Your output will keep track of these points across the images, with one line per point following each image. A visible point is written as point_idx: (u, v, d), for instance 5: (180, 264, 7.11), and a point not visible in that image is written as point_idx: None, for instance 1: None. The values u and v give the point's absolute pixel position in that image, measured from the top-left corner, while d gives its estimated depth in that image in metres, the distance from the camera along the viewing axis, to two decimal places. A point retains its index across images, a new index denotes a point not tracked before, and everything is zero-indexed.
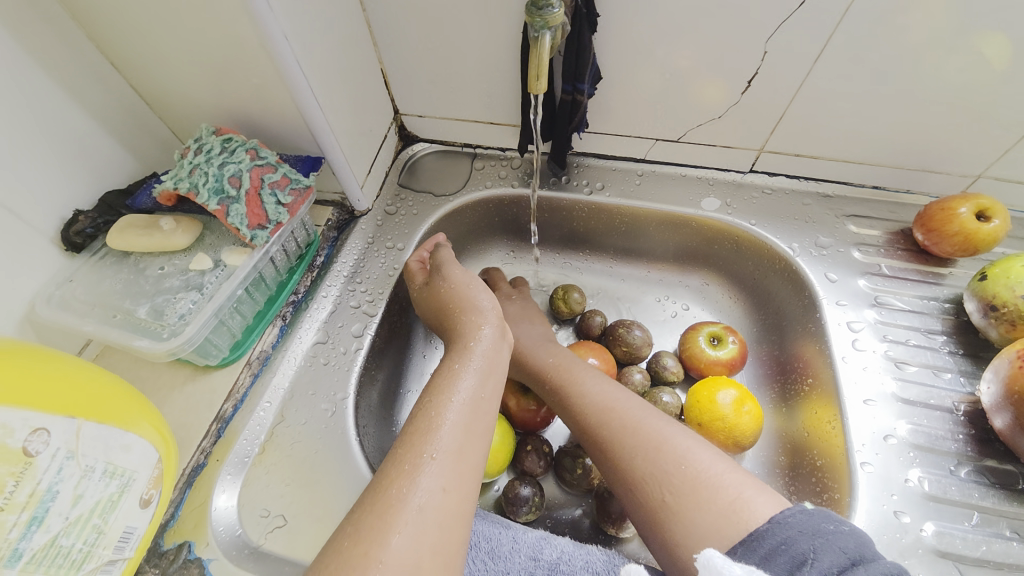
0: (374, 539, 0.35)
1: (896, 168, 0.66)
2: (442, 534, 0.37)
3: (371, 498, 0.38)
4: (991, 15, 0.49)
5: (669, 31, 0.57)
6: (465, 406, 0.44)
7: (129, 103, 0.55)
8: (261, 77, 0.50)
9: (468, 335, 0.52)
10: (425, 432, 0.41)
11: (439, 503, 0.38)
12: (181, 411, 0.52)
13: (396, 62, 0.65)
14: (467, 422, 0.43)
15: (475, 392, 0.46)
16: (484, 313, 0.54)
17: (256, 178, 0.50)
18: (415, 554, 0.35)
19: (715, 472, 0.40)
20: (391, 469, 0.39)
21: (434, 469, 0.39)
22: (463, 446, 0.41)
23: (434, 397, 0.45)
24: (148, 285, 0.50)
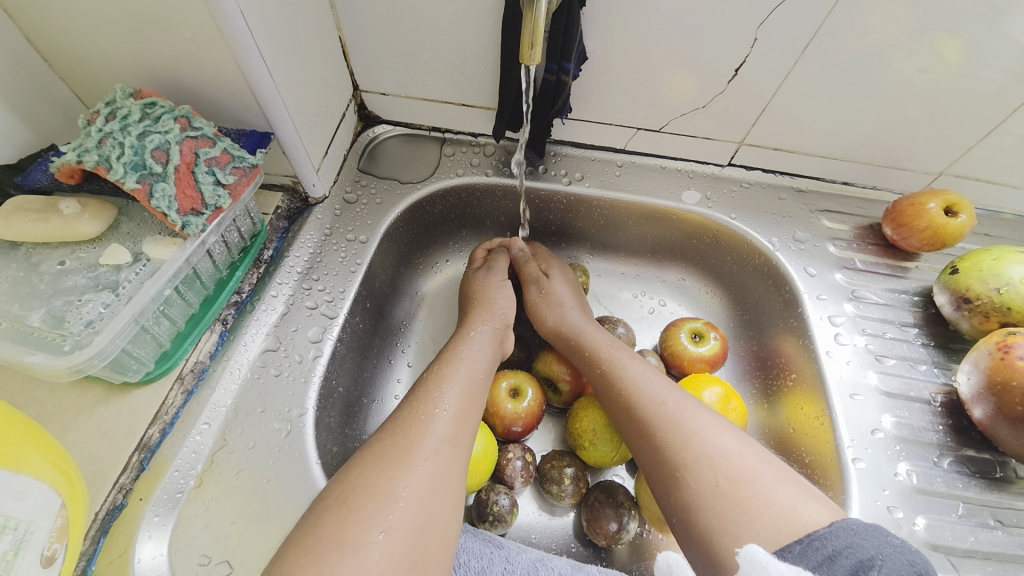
0: (395, 472, 0.39)
1: (866, 165, 0.67)
2: (449, 477, 0.41)
3: (385, 440, 0.41)
4: (974, 13, 0.49)
5: (659, 12, 0.53)
6: (469, 373, 0.49)
7: (16, 55, 0.44)
8: (193, 29, 0.41)
9: (470, 323, 0.57)
10: (433, 391, 0.45)
11: (446, 451, 0.41)
12: (92, 441, 0.42)
13: (356, 28, 0.57)
14: (469, 385, 0.48)
15: (479, 362, 0.51)
16: (499, 310, 0.59)
17: (188, 152, 0.41)
18: (422, 489, 0.39)
19: (753, 470, 0.39)
20: (405, 417, 0.43)
21: (440, 418, 0.43)
22: (465, 405, 0.46)
23: (441, 365, 0.49)
24: (43, 285, 0.40)
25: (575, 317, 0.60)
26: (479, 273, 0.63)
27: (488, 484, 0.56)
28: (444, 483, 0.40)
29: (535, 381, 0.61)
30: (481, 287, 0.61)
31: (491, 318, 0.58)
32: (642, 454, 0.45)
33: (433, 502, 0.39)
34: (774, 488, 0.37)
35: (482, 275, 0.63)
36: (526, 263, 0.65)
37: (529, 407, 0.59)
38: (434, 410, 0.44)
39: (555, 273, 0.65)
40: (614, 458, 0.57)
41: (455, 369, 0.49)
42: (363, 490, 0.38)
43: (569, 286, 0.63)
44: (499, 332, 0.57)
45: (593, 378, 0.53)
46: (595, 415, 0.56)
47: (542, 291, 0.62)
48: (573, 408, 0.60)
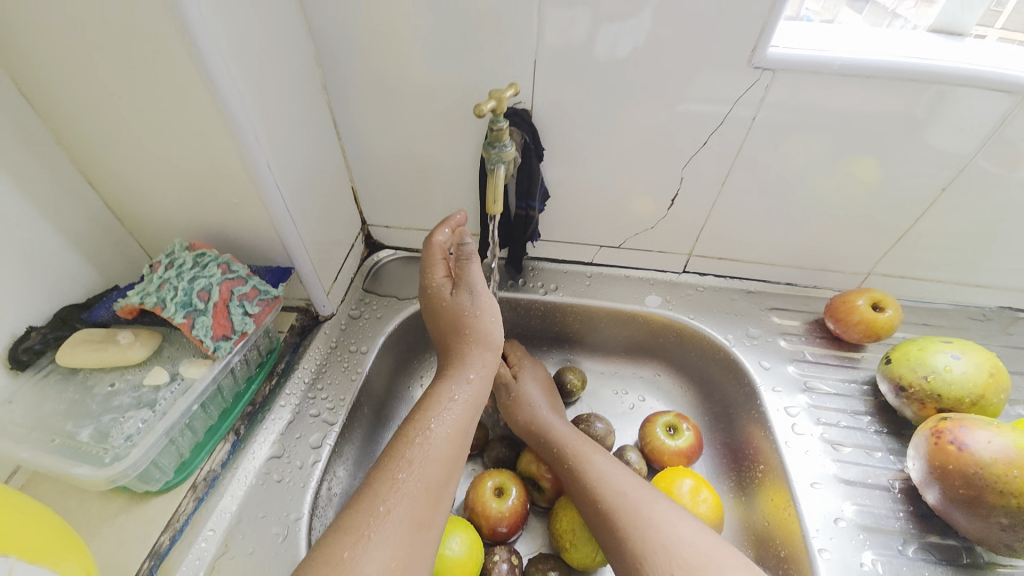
0: (355, 548, 0.43)
1: (803, 268, 0.77)
2: (408, 550, 0.44)
3: (354, 516, 0.45)
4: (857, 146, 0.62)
5: (602, 161, 0.68)
6: (444, 429, 0.52)
7: (101, 220, 0.57)
8: (240, 197, 0.55)
9: (461, 365, 0.57)
10: (407, 454, 0.49)
11: (412, 531, 0.45)
12: (111, 548, 0.47)
13: (366, 181, 0.72)
14: (441, 447, 0.50)
15: (456, 419, 0.53)
16: (494, 341, 0.59)
17: (225, 291, 0.52)
18: (381, 570, 0.42)
19: (707, 556, 0.45)
20: (376, 485, 0.47)
21: (405, 497, 0.47)
22: (437, 468, 0.49)
23: (423, 418, 0.52)
24: (94, 405, 0.48)
25: (545, 416, 0.65)
26: (466, 299, 0.58)
27: None
28: (405, 562, 0.43)
29: (518, 480, 0.65)
30: (475, 318, 0.58)
31: (486, 362, 0.58)
32: (607, 542, 0.51)
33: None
34: (727, 572, 0.44)
35: (471, 300, 0.58)
36: (498, 365, 0.71)
37: (512, 505, 0.62)
38: (399, 483, 0.47)
39: (526, 375, 0.71)
40: (597, 559, 0.59)
41: (435, 428, 0.51)
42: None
43: (539, 387, 0.70)
44: (490, 378, 0.59)
45: (564, 474, 0.59)
46: (574, 514, 0.59)
47: (512, 394, 0.68)
48: (556, 506, 0.63)
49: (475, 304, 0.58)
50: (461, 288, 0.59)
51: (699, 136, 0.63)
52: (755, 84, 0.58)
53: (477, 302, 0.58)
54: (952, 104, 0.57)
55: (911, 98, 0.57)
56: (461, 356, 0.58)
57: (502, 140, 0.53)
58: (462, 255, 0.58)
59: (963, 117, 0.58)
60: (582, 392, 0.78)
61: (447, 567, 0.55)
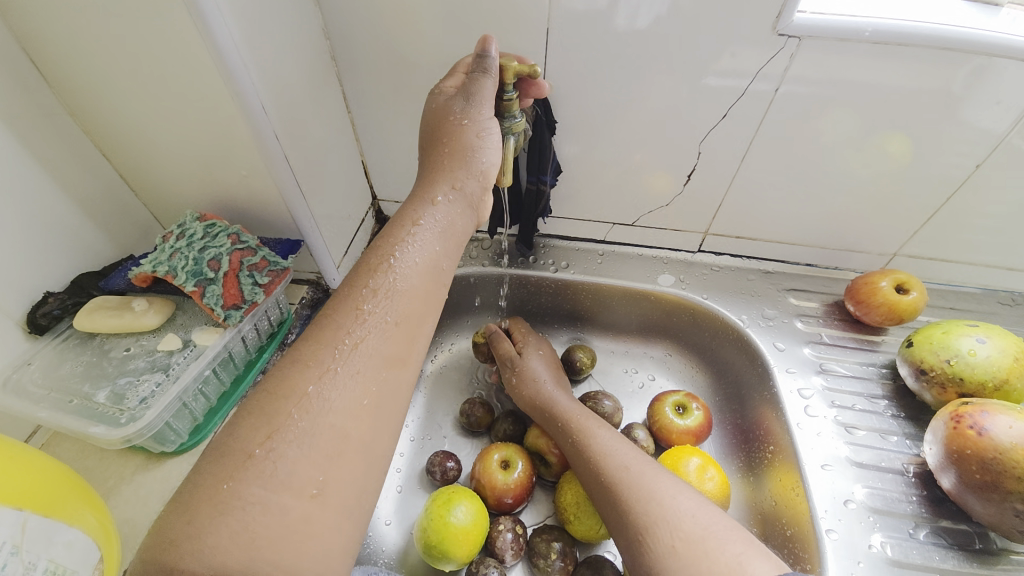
0: (313, 374, 0.36)
1: (824, 249, 0.75)
2: (372, 387, 0.38)
3: (316, 344, 0.38)
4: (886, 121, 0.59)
5: (616, 135, 0.66)
6: (416, 261, 0.44)
7: (114, 189, 0.58)
8: (248, 168, 0.54)
9: (435, 181, 0.48)
10: (381, 265, 0.42)
11: (387, 367, 0.39)
12: (130, 504, 0.49)
13: (376, 154, 0.72)
14: (415, 276, 0.43)
15: (427, 245, 0.45)
16: (476, 164, 0.48)
17: (235, 261, 0.52)
18: (351, 402, 0.37)
19: (705, 530, 0.44)
20: (338, 303, 0.40)
21: (375, 328, 0.40)
22: (409, 300, 0.42)
23: (389, 240, 0.44)
24: (111, 367, 0.50)
25: (548, 388, 0.66)
26: (459, 102, 0.48)
27: (479, 557, 0.59)
28: (378, 401, 0.38)
29: (525, 454, 0.65)
30: (459, 131, 0.47)
31: (464, 184, 0.48)
32: (609, 514, 0.51)
33: (356, 424, 0.37)
34: (724, 546, 0.42)
35: (462, 107, 0.47)
36: (501, 342, 0.71)
37: (518, 478, 0.62)
38: (364, 315, 0.40)
39: (530, 350, 0.71)
40: (600, 533, 0.59)
41: (401, 256, 0.43)
42: (279, 406, 0.35)
43: (543, 361, 0.70)
44: (464, 206, 0.48)
45: (570, 447, 0.59)
46: (579, 488, 0.60)
47: (516, 369, 0.68)
48: (562, 481, 0.63)
49: (466, 112, 0.47)
50: (457, 94, 0.48)
51: (718, 109, 0.61)
52: (779, 53, 0.55)
53: (468, 110, 0.47)
54: (987, 80, 0.54)
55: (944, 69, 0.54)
56: (432, 173, 0.48)
57: (513, 110, 0.51)
58: (479, 68, 0.49)
59: (1000, 90, 0.55)
60: (591, 369, 0.77)
61: (452, 534, 0.56)
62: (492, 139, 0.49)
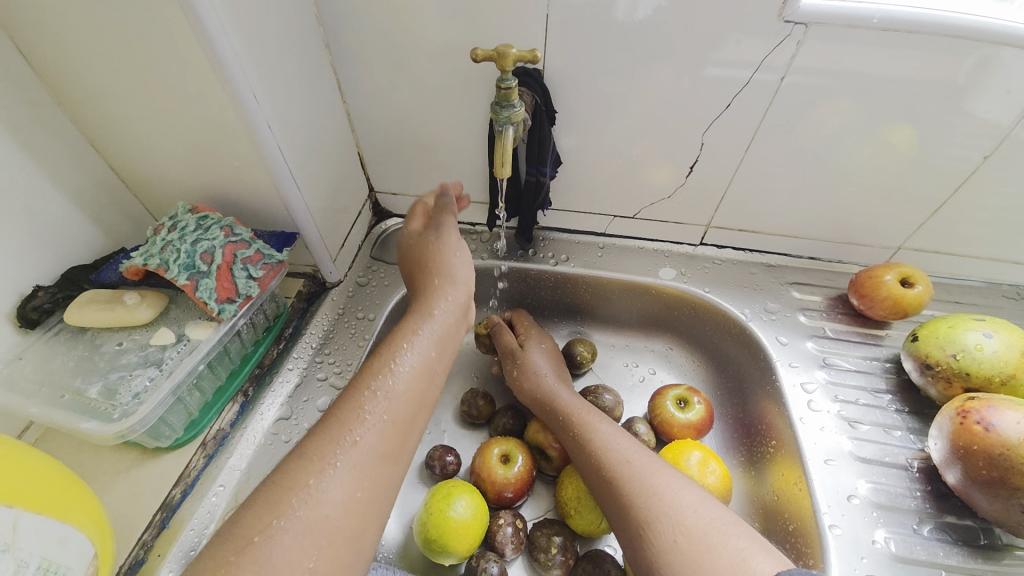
0: (316, 464, 0.38)
1: (828, 242, 0.74)
2: (371, 474, 0.40)
3: (323, 437, 0.40)
4: (894, 112, 0.58)
5: (618, 126, 0.64)
6: (417, 350, 0.47)
7: (104, 180, 0.57)
8: (241, 159, 0.53)
9: (433, 293, 0.52)
10: (382, 364, 0.45)
11: (382, 465, 0.40)
12: (125, 500, 0.48)
13: (373, 146, 0.70)
14: (410, 385, 0.45)
15: (422, 354, 0.47)
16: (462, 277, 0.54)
17: (229, 254, 0.51)
18: (347, 495, 0.38)
19: (708, 525, 0.43)
20: (342, 399, 0.43)
21: (372, 429, 0.41)
22: (410, 386, 0.44)
23: (388, 348, 0.46)
24: (103, 362, 0.49)
25: (549, 381, 0.65)
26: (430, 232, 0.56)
27: (480, 551, 0.58)
28: (371, 494, 0.40)
29: (524, 448, 0.65)
30: (439, 248, 0.55)
31: (454, 294, 0.53)
32: (608, 508, 0.51)
33: (349, 514, 0.38)
34: (726, 541, 0.41)
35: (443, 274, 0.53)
36: (502, 334, 0.70)
37: (518, 473, 0.62)
38: (365, 416, 0.41)
39: (532, 342, 0.70)
40: (601, 527, 0.59)
41: (399, 362, 0.45)
42: (283, 497, 0.36)
43: (544, 353, 0.69)
44: (457, 317, 0.53)
45: (570, 441, 0.59)
46: (579, 482, 0.59)
47: (517, 362, 0.68)
48: (562, 475, 0.63)
49: (442, 240, 0.55)
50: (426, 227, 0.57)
51: (722, 99, 0.59)
52: (786, 40, 0.53)
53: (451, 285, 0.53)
54: (992, 74, 0.53)
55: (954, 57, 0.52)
56: (422, 294, 0.53)
57: (511, 99, 0.50)
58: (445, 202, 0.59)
59: (1008, 80, 0.53)
60: (591, 363, 0.77)
61: (452, 528, 0.55)
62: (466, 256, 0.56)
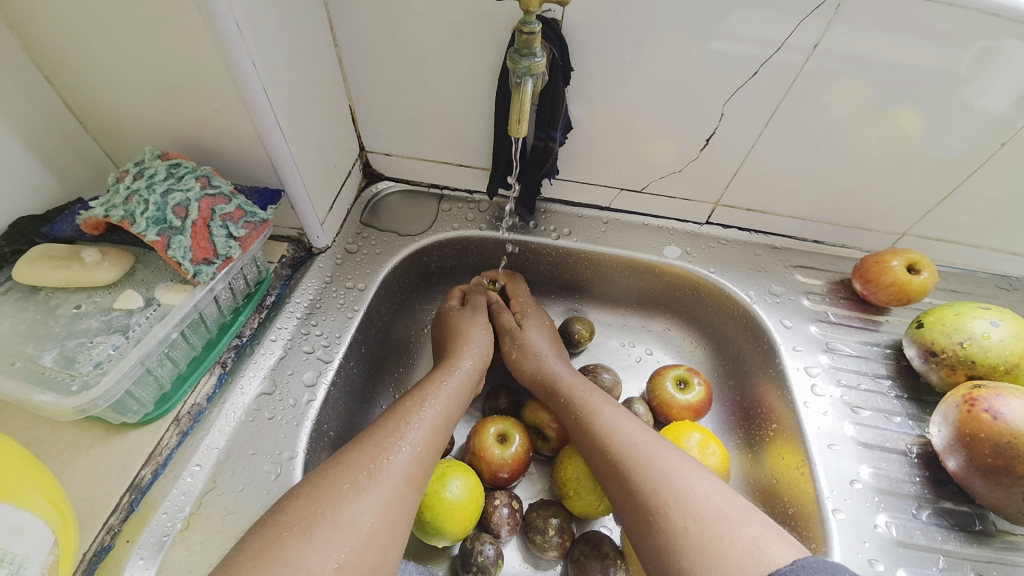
0: (348, 487, 0.42)
1: (834, 225, 0.72)
2: (399, 488, 0.44)
3: (356, 457, 0.45)
4: (924, 93, 0.55)
5: (634, 92, 0.59)
6: (432, 413, 0.51)
7: (56, 117, 0.49)
8: (220, 101, 0.47)
9: (455, 358, 0.60)
10: (398, 430, 0.48)
11: (408, 489, 0.45)
12: (86, 480, 0.43)
13: (365, 99, 0.64)
14: (428, 440, 0.49)
15: (450, 401, 0.54)
16: (480, 338, 0.63)
17: (205, 208, 0.45)
18: (376, 509, 0.42)
19: (721, 511, 0.42)
20: (365, 457, 0.45)
21: (403, 453, 0.46)
22: (420, 460, 0.47)
23: (411, 403, 0.52)
24: (58, 327, 0.43)
25: (551, 360, 0.63)
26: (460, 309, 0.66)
27: (474, 533, 0.56)
28: (398, 512, 0.43)
29: (522, 427, 0.62)
30: (458, 321, 0.65)
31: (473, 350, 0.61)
32: (612, 489, 0.49)
33: (381, 525, 0.41)
34: (740, 528, 0.40)
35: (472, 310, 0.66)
36: (501, 312, 0.68)
37: (515, 453, 0.59)
38: (397, 443, 0.47)
39: (531, 322, 0.67)
40: (599, 509, 0.57)
41: (427, 406, 0.52)
42: (323, 495, 0.41)
43: (545, 333, 0.66)
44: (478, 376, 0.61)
45: (571, 423, 0.57)
46: (578, 463, 0.57)
47: (517, 341, 0.65)
48: (560, 456, 0.61)
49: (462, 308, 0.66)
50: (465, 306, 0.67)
51: (749, 66, 0.55)
52: (824, 5, 0.49)
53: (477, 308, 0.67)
54: (986, 71, 0.52)
55: (998, 36, 0.49)
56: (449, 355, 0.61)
57: (533, 46, 0.46)
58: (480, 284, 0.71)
59: None
60: (589, 342, 0.74)
61: (446, 510, 0.53)
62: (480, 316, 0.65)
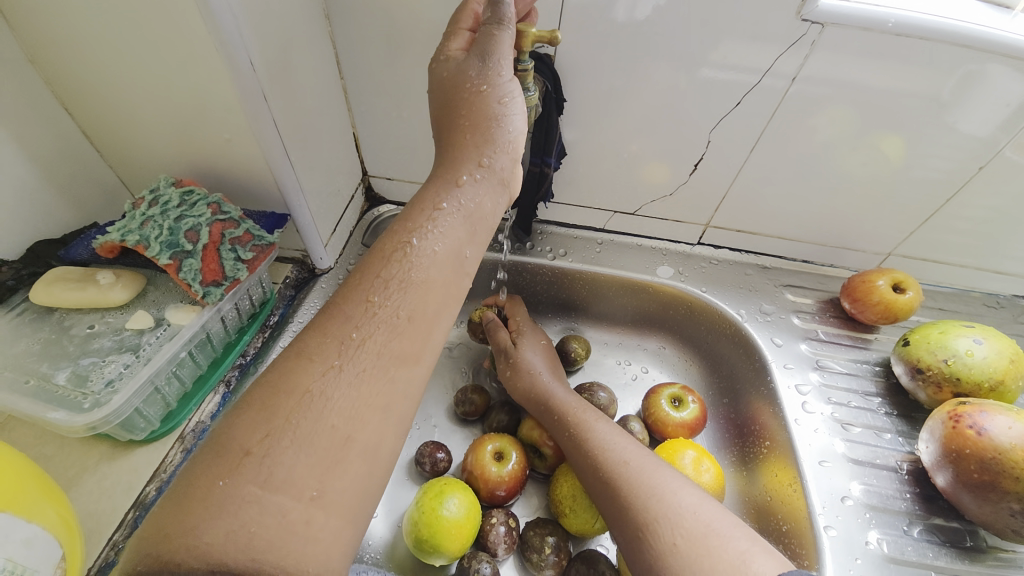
0: (315, 370, 0.34)
1: (822, 246, 0.74)
2: (378, 380, 0.35)
3: (320, 342, 0.35)
4: (902, 119, 0.58)
5: (624, 121, 0.63)
6: (415, 281, 0.38)
7: (76, 147, 0.52)
8: (232, 131, 0.50)
9: (453, 194, 0.42)
10: (369, 295, 0.37)
11: (394, 367, 0.36)
12: (93, 497, 0.45)
13: (368, 127, 0.67)
14: (425, 305, 0.38)
15: (448, 233, 0.41)
16: (503, 136, 0.43)
17: (216, 233, 0.48)
18: (357, 396, 0.34)
19: (708, 527, 0.43)
20: (329, 334, 0.35)
21: (377, 330, 0.36)
22: (406, 339, 0.37)
23: (394, 266, 0.38)
24: (72, 347, 0.45)
25: (544, 376, 0.64)
26: (451, 69, 0.43)
27: (471, 551, 0.57)
28: (384, 403, 0.35)
29: (519, 445, 0.63)
30: (471, 119, 0.42)
31: (493, 158, 0.43)
32: (605, 505, 0.50)
33: (359, 424, 0.34)
34: (727, 544, 0.41)
35: (478, 70, 0.42)
36: (496, 332, 0.69)
37: (512, 470, 0.60)
38: (374, 308, 0.37)
39: (525, 342, 0.68)
40: (596, 527, 0.58)
41: (419, 245, 0.40)
42: (280, 401, 0.32)
43: (539, 353, 0.67)
44: (493, 185, 0.44)
45: (565, 441, 0.58)
46: (574, 480, 0.58)
47: (511, 361, 0.66)
48: (556, 473, 0.62)
49: (483, 78, 0.42)
50: (469, 56, 0.43)
51: (733, 95, 0.58)
52: (800, 41, 0.53)
53: (485, 74, 0.42)
54: (971, 92, 0.54)
55: (982, 60, 0.52)
56: (449, 156, 0.43)
57: (528, 82, 0.49)
58: (494, 19, 0.43)
59: (1009, 92, 0.54)
60: (586, 359, 0.76)
61: (444, 528, 0.53)
62: (516, 103, 0.43)
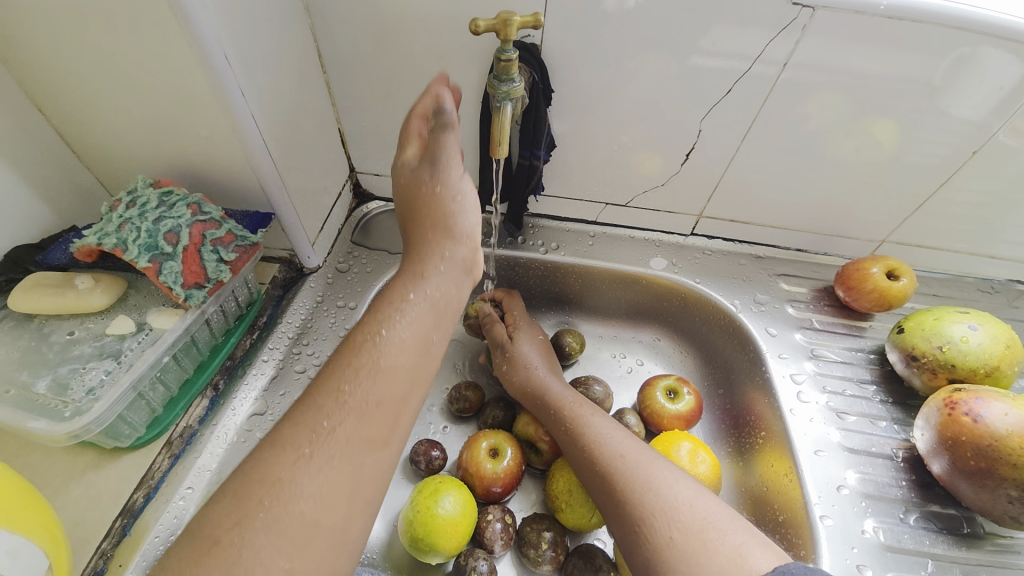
0: (287, 460, 0.34)
1: (816, 234, 0.74)
2: (351, 462, 0.36)
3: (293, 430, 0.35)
4: (896, 104, 0.57)
5: (615, 110, 0.62)
6: (385, 367, 0.39)
7: (51, 148, 0.50)
8: (211, 129, 0.48)
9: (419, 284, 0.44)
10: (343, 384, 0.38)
11: (366, 454, 0.37)
12: (79, 506, 0.44)
13: (354, 122, 0.65)
14: (396, 378, 0.39)
15: (413, 324, 0.42)
16: (463, 227, 0.46)
17: (197, 234, 0.47)
18: (326, 480, 0.34)
19: (705, 520, 0.42)
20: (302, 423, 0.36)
21: (349, 415, 0.37)
22: (377, 422, 0.38)
23: (362, 354, 0.39)
24: (51, 354, 0.44)
25: (539, 372, 0.64)
26: (418, 172, 0.46)
27: (468, 549, 0.56)
28: (354, 488, 0.36)
29: (514, 441, 0.63)
30: (430, 204, 0.46)
31: (454, 249, 0.46)
32: (601, 500, 0.50)
33: (328, 511, 0.34)
34: (723, 537, 0.40)
35: (431, 174, 0.45)
36: (494, 325, 0.68)
37: (508, 466, 0.60)
38: (344, 398, 0.37)
39: (522, 334, 0.68)
40: (592, 521, 0.58)
41: (386, 335, 0.40)
42: (254, 486, 0.33)
43: (536, 346, 0.67)
44: (457, 274, 0.46)
45: (560, 436, 0.58)
46: (570, 475, 0.58)
47: (506, 355, 0.66)
48: (552, 469, 0.61)
49: (437, 178, 0.45)
50: (422, 161, 0.46)
51: (724, 82, 0.57)
52: (791, 26, 0.52)
53: (438, 175, 0.45)
54: (964, 75, 0.54)
55: (975, 43, 0.51)
56: (416, 252, 0.46)
57: (511, 72, 0.47)
58: (439, 125, 0.44)
59: (1003, 75, 0.53)
60: (581, 353, 0.75)
61: (440, 527, 0.53)
62: (468, 202, 0.47)
